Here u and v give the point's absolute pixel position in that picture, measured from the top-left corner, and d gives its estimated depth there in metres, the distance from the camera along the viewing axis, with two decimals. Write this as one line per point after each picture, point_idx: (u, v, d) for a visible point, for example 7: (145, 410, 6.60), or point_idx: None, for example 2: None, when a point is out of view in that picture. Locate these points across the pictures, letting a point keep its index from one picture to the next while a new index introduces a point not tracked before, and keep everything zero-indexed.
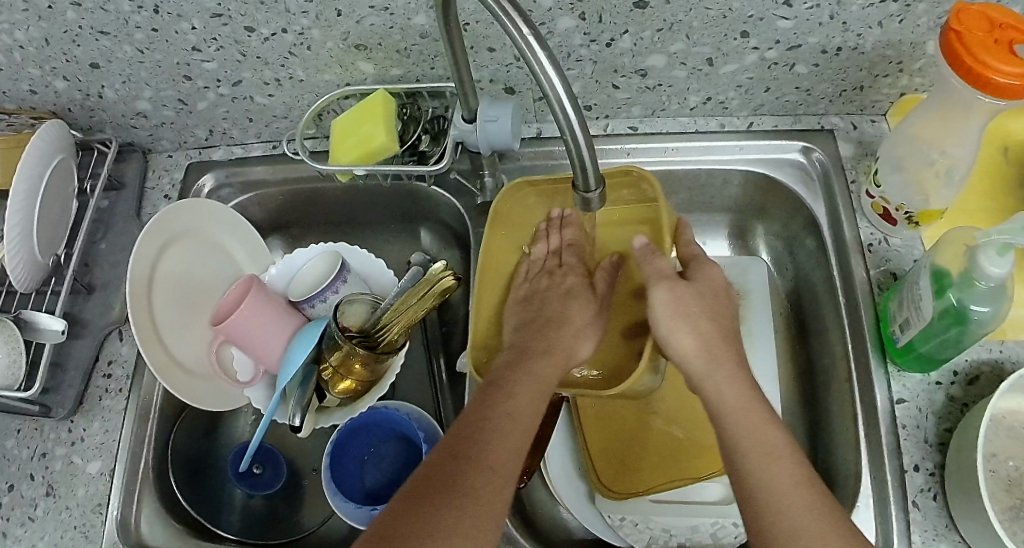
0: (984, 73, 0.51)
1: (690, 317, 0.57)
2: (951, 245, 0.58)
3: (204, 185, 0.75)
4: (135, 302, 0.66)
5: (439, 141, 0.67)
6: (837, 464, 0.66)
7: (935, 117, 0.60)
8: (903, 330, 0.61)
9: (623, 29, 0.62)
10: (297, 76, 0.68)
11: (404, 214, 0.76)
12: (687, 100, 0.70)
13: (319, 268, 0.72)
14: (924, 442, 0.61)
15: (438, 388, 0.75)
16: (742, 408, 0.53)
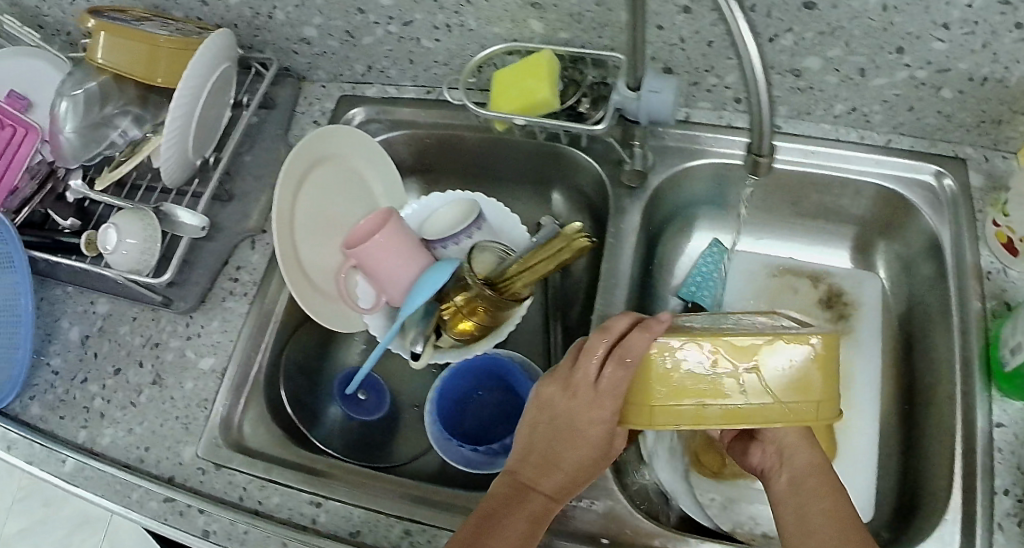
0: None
1: (807, 409, 0.57)
2: None
3: (354, 117, 0.79)
4: (280, 212, 0.69)
5: (597, 105, 0.69)
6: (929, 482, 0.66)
7: None
8: (1013, 355, 0.61)
9: (786, 28, 0.65)
10: (466, 25, 0.71)
11: (536, 175, 0.80)
12: (833, 107, 0.72)
13: (455, 211, 0.76)
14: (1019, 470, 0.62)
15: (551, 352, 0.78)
16: (792, 445, 0.55)
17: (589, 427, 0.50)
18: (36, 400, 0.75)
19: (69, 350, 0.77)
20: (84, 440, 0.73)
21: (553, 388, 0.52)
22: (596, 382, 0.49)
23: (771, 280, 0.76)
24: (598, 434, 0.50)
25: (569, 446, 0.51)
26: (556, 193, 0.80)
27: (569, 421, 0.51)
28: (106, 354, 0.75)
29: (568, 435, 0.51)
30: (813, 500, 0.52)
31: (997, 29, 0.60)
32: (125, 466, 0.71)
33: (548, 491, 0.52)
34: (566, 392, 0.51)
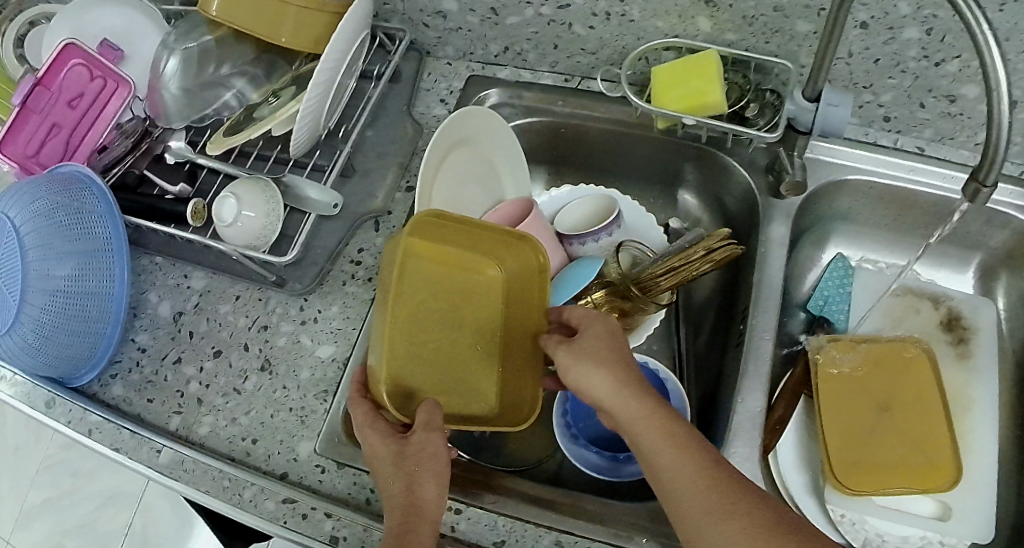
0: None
1: (596, 356, 0.55)
2: None
3: (487, 98, 0.74)
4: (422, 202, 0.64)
5: (764, 112, 0.67)
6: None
7: None
8: None
9: (957, 54, 0.65)
10: (627, 16, 0.68)
11: (668, 177, 0.77)
12: (975, 135, 0.71)
13: (589, 206, 0.72)
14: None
15: (675, 358, 0.75)
16: (629, 415, 0.53)
17: (411, 451, 0.54)
18: (119, 379, 0.69)
19: (158, 327, 0.70)
20: (177, 428, 0.66)
21: (380, 427, 0.56)
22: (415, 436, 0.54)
23: (895, 300, 0.76)
24: (399, 469, 0.53)
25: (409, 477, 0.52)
26: (687, 195, 0.77)
27: (389, 450, 0.54)
28: (205, 334, 0.69)
29: (409, 449, 0.53)
30: (650, 451, 0.52)
31: None
32: (228, 459, 0.64)
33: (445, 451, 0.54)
34: (391, 434, 0.55)
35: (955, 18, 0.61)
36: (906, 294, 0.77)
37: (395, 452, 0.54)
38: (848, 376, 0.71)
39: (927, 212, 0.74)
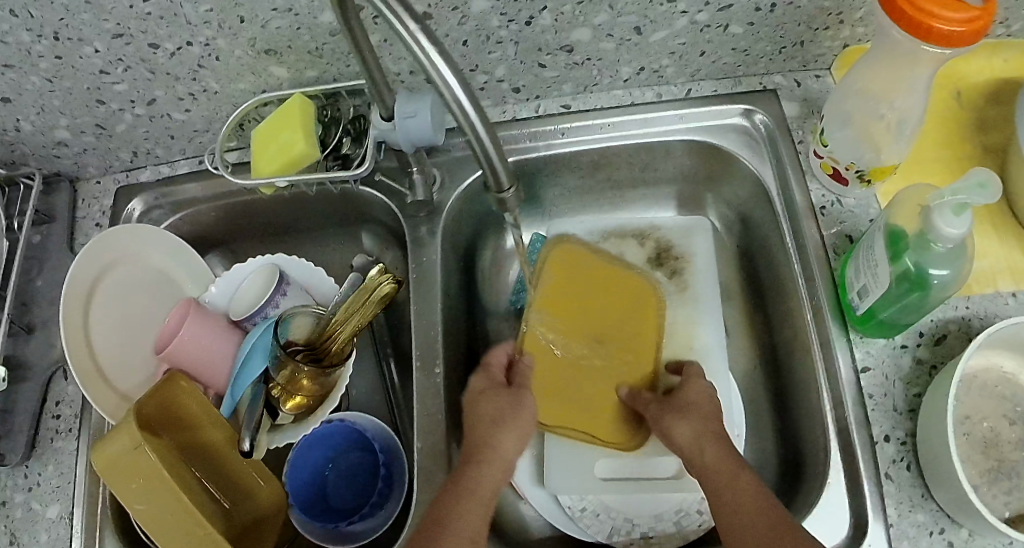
0: (927, 22, 0.51)
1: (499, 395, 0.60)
2: (906, 203, 0.56)
3: (133, 210, 0.74)
4: (73, 344, 0.64)
5: (360, 142, 0.66)
6: (809, 443, 0.63)
7: (881, 68, 0.59)
8: (861, 299, 0.59)
9: (542, 6, 0.59)
10: (210, 89, 0.66)
11: (340, 218, 0.74)
12: (620, 72, 0.67)
13: (261, 281, 0.71)
14: (894, 410, 0.59)
15: (392, 396, 0.74)
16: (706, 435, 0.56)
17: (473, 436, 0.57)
18: None
19: None
20: None
21: (494, 400, 0.59)
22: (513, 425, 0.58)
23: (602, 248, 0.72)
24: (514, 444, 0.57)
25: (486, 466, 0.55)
26: (362, 233, 0.75)
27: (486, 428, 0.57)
28: None
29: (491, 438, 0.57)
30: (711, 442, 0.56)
31: None
32: None
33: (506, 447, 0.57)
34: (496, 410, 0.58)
35: None
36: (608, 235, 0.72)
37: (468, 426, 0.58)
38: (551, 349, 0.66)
39: (605, 163, 0.71)
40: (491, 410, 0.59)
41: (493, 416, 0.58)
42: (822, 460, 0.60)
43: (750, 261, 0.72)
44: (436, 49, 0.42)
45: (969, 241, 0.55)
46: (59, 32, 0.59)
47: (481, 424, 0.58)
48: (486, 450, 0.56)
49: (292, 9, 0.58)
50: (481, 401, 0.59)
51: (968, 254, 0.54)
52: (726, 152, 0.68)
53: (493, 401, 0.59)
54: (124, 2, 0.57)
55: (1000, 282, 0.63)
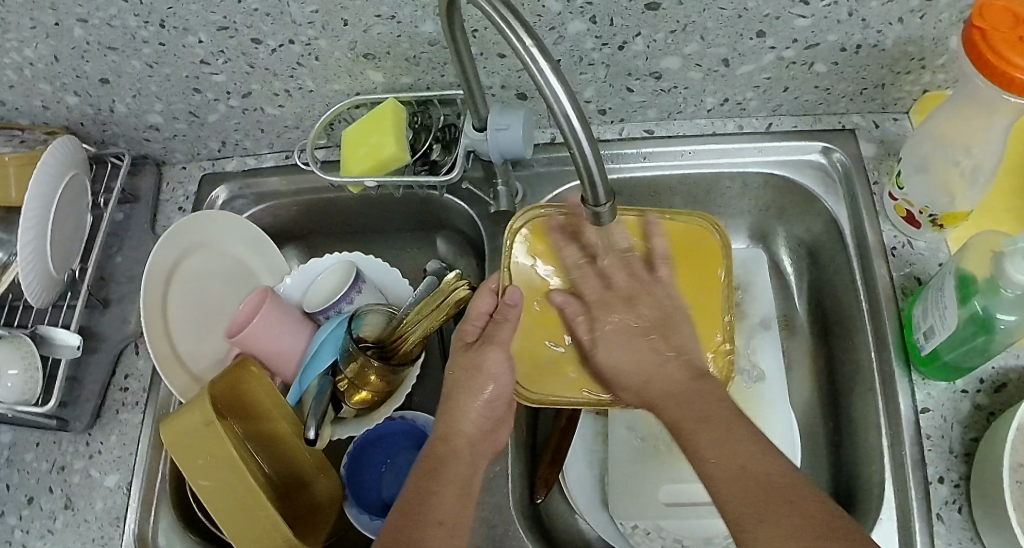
0: (1010, 72, 0.53)
1: (461, 382, 0.60)
2: (978, 250, 0.58)
3: (217, 198, 0.75)
4: (153, 332, 0.66)
5: (449, 150, 0.68)
6: (864, 481, 0.63)
7: (961, 115, 0.60)
8: (927, 339, 0.60)
9: (635, 32, 0.61)
10: (306, 86, 0.69)
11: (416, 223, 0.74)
12: (704, 102, 0.68)
13: (335, 279, 0.71)
14: (950, 452, 0.60)
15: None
16: (647, 369, 0.56)
17: (450, 376, 0.61)
18: None
19: None
20: None
21: (457, 360, 0.61)
22: (488, 346, 0.61)
23: None
24: (483, 411, 0.59)
25: (474, 391, 0.59)
26: (437, 238, 0.74)
27: (466, 369, 0.60)
28: (19, 484, 0.71)
29: (474, 380, 0.60)
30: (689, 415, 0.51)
31: None
32: None
33: (470, 429, 0.59)
34: (460, 367, 0.61)
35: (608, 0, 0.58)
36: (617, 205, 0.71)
37: (448, 381, 0.61)
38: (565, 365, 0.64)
39: (681, 189, 0.71)
40: (463, 373, 0.60)
41: (451, 387, 0.61)
42: (875, 497, 0.61)
43: (818, 297, 0.73)
44: (546, 63, 0.42)
45: None
46: (165, 20, 0.62)
47: (455, 383, 0.60)
48: (451, 433, 0.58)
49: (394, 17, 0.61)
50: (468, 371, 0.60)
51: None
52: (800, 187, 0.69)
53: (462, 357, 0.61)
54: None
55: None
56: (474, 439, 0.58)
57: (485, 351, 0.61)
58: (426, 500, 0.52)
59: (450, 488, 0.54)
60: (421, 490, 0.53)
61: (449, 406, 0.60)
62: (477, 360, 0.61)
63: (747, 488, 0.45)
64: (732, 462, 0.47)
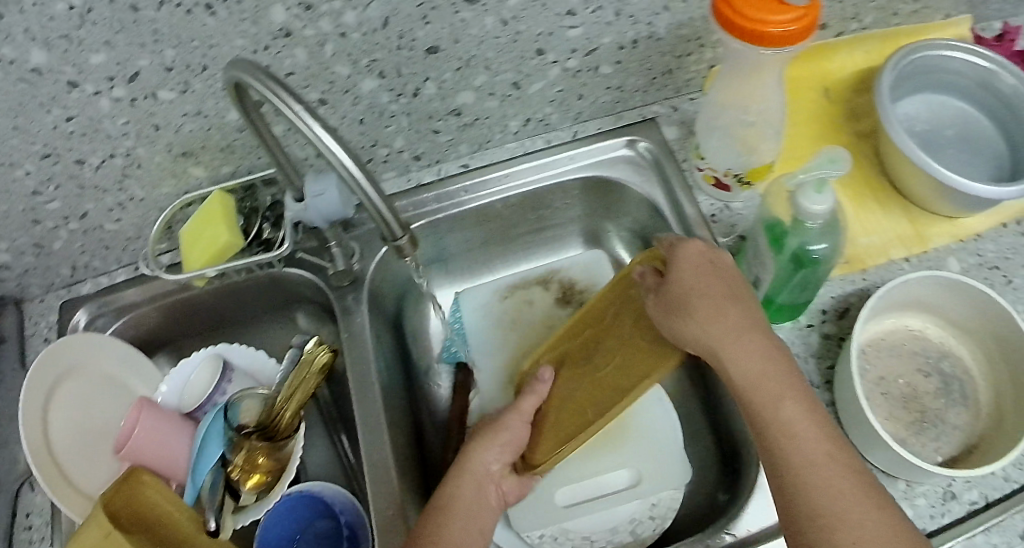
0: (763, 29, 0.57)
1: (483, 434, 0.62)
2: (777, 195, 0.62)
3: (79, 321, 0.76)
4: (51, 481, 0.67)
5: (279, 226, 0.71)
6: (743, 433, 0.67)
7: (738, 80, 0.64)
8: (758, 288, 0.65)
9: (424, 77, 0.65)
10: (137, 195, 0.71)
11: (271, 303, 0.76)
12: (508, 126, 0.72)
13: (206, 373, 0.74)
14: (811, 385, 0.64)
15: (351, 468, 0.73)
16: (724, 332, 0.52)
17: (466, 440, 0.62)
18: None
19: None
20: None
21: (481, 422, 0.63)
22: (511, 411, 0.63)
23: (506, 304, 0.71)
24: (498, 459, 0.60)
25: (489, 438, 0.61)
26: (296, 314, 0.78)
27: (486, 426, 0.62)
28: None
29: (492, 427, 0.61)
30: (758, 398, 0.51)
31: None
32: None
33: (480, 473, 0.59)
34: (486, 422, 0.63)
35: (393, 53, 0.62)
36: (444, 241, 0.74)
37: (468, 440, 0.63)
38: (540, 433, 0.62)
39: (510, 214, 0.74)
40: (486, 427, 0.62)
41: (474, 432, 0.63)
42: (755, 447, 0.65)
43: None
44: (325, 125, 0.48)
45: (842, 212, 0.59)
46: None
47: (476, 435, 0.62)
48: (461, 476, 0.59)
49: (200, 112, 0.64)
50: (494, 425, 0.62)
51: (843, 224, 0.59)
52: (617, 183, 0.73)
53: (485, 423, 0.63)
54: (49, 124, 0.61)
55: (893, 251, 0.71)
56: (484, 479, 0.59)
57: (510, 412, 0.62)
58: (432, 534, 0.54)
59: (463, 525, 0.55)
60: (429, 526, 0.54)
61: (472, 446, 0.61)
62: (495, 417, 0.63)
63: (831, 488, 0.47)
64: (814, 452, 0.48)
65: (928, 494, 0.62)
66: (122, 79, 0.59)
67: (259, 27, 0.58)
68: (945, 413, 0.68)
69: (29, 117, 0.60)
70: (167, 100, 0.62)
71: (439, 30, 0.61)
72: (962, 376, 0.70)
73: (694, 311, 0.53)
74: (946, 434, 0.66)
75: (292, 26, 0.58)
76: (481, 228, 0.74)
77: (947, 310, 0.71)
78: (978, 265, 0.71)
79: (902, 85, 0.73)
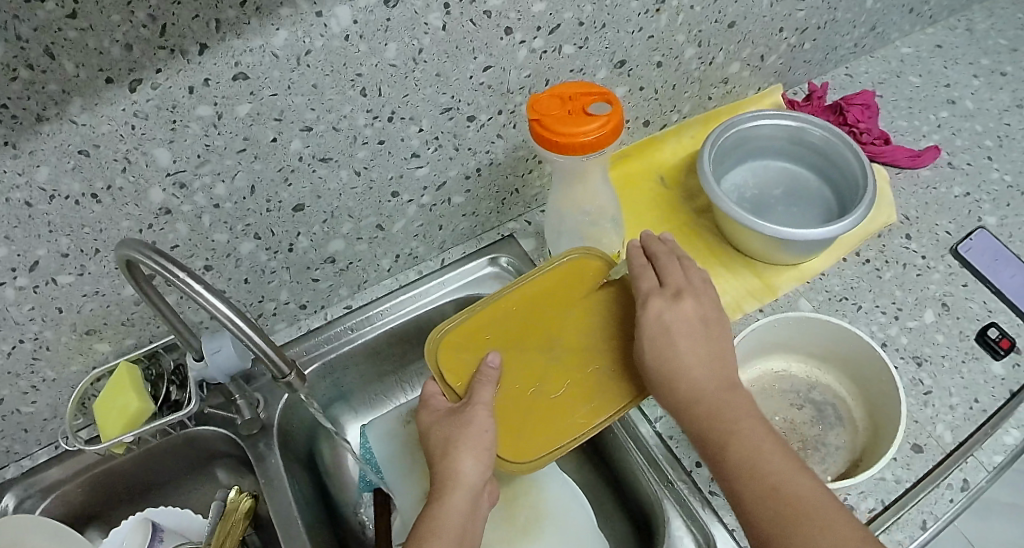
0: (579, 139, 0.65)
1: (452, 447, 0.61)
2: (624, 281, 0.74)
3: (6, 506, 0.78)
4: None
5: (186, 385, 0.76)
6: (645, 497, 0.72)
7: (572, 187, 0.71)
8: None
9: (296, 233, 0.72)
10: (48, 376, 0.75)
11: (189, 464, 0.80)
12: (380, 265, 0.79)
13: (136, 539, 0.76)
14: (694, 440, 0.72)
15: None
16: (699, 378, 0.61)
17: (435, 439, 0.62)
18: None
19: None
20: None
21: (440, 432, 0.62)
22: (474, 407, 0.62)
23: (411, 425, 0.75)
24: (478, 467, 0.60)
25: (466, 449, 0.60)
26: (215, 470, 0.82)
27: (450, 433, 0.61)
28: None
29: (466, 435, 0.61)
30: (741, 431, 0.59)
31: (456, 133, 0.71)
32: None
33: (469, 487, 0.59)
34: (448, 428, 0.62)
35: (265, 213, 0.69)
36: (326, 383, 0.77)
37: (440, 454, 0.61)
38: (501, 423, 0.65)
39: (396, 346, 0.80)
40: (455, 436, 0.61)
41: (441, 445, 0.61)
42: (657, 510, 0.70)
43: None
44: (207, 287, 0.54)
45: None
46: None
47: (440, 450, 0.61)
48: (454, 489, 0.59)
49: (99, 291, 0.70)
50: (460, 433, 0.61)
51: None
52: None
53: (440, 431, 0.62)
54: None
55: (746, 304, 0.77)
56: (477, 489, 0.60)
57: (472, 413, 0.62)
58: None
59: (454, 534, 0.57)
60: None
61: (445, 461, 0.60)
62: (463, 423, 0.62)
63: (793, 516, 0.54)
64: (777, 483, 0.56)
65: None
66: (23, 268, 0.64)
67: (142, 209, 0.64)
68: (825, 436, 0.74)
69: None
70: (66, 284, 0.68)
71: (301, 189, 0.69)
72: (834, 401, 0.77)
73: (677, 343, 0.62)
74: (831, 455, 0.73)
75: (171, 204, 0.65)
76: (373, 364, 0.80)
77: (808, 346, 0.78)
78: (827, 301, 0.78)
79: (732, 155, 0.81)
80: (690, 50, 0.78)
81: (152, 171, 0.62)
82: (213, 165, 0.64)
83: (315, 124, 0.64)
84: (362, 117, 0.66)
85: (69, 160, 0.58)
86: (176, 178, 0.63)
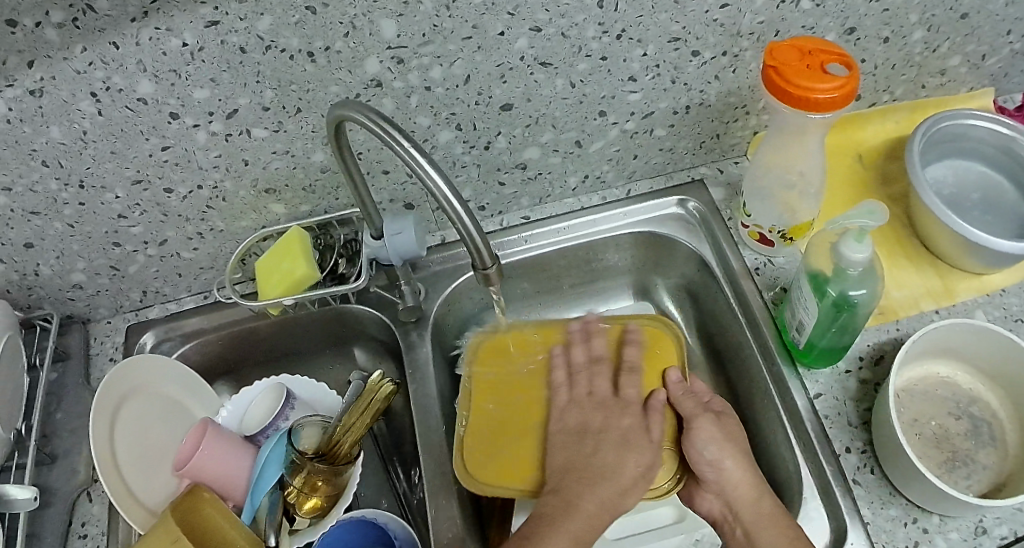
0: (808, 96, 0.63)
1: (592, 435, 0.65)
2: (818, 245, 0.67)
3: (145, 343, 0.80)
4: (109, 477, 0.67)
5: (354, 262, 0.77)
6: (783, 468, 0.72)
7: (784, 144, 0.70)
8: (800, 333, 0.70)
9: (496, 132, 0.71)
10: (216, 227, 0.76)
11: (333, 340, 0.82)
12: (568, 182, 0.79)
13: (268, 401, 0.78)
14: (849, 425, 0.70)
15: (404, 498, 0.76)
16: (742, 466, 0.63)
17: (573, 419, 0.67)
18: None
19: None
20: None
21: (604, 415, 0.66)
22: (627, 410, 0.67)
23: None
24: (597, 494, 0.61)
25: (618, 472, 0.62)
26: (353, 349, 0.83)
27: (602, 420, 0.66)
28: None
29: (625, 456, 0.63)
30: (752, 522, 0.61)
31: (676, 66, 0.69)
32: None
33: (608, 506, 0.60)
34: (606, 414, 0.66)
35: (470, 105, 0.68)
36: (484, 290, 0.78)
37: (575, 435, 0.65)
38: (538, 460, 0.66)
39: (565, 263, 0.81)
40: (597, 423, 0.66)
41: (580, 425, 0.66)
42: (795, 486, 0.69)
43: (704, 330, 0.82)
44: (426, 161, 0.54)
45: (877, 263, 0.66)
46: (85, 180, 0.68)
47: (582, 454, 0.64)
48: (586, 504, 0.60)
49: (288, 151, 0.70)
50: (609, 429, 0.65)
51: (879, 274, 0.65)
52: (667, 238, 0.80)
53: (598, 412, 0.67)
54: (146, 151, 0.66)
55: (923, 304, 0.76)
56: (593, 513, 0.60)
57: (634, 421, 0.66)
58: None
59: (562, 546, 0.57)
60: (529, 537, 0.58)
61: (608, 478, 0.62)
62: (620, 435, 0.65)
63: None
64: None
65: (960, 528, 0.65)
66: (221, 114, 0.65)
67: (354, 76, 0.64)
68: (974, 454, 0.72)
69: (128, 142, 0.65)
70: (259, 138, 0.68)
71: (514, 89, 0.68)
72: (990, 420, 0.74)
73: (727, 434, 0.65)
74: (976, 473, 0.71)
75: (383, 77, 0.64)
76: (539, 276, 0.82)
77: (976, 360, 0.75)
78: (1004, 318, 0.76)
79: (938, 148, 0.80)
80: (918, 34, 0.74)
81: (374, 41, 0.61)
82: (436, 46, 0.62)
83: (544, 26, 0.63)
84: (592, 29, 0.64)
85: (295, 13, 0.58)
86: (395, 53, 0.62)
